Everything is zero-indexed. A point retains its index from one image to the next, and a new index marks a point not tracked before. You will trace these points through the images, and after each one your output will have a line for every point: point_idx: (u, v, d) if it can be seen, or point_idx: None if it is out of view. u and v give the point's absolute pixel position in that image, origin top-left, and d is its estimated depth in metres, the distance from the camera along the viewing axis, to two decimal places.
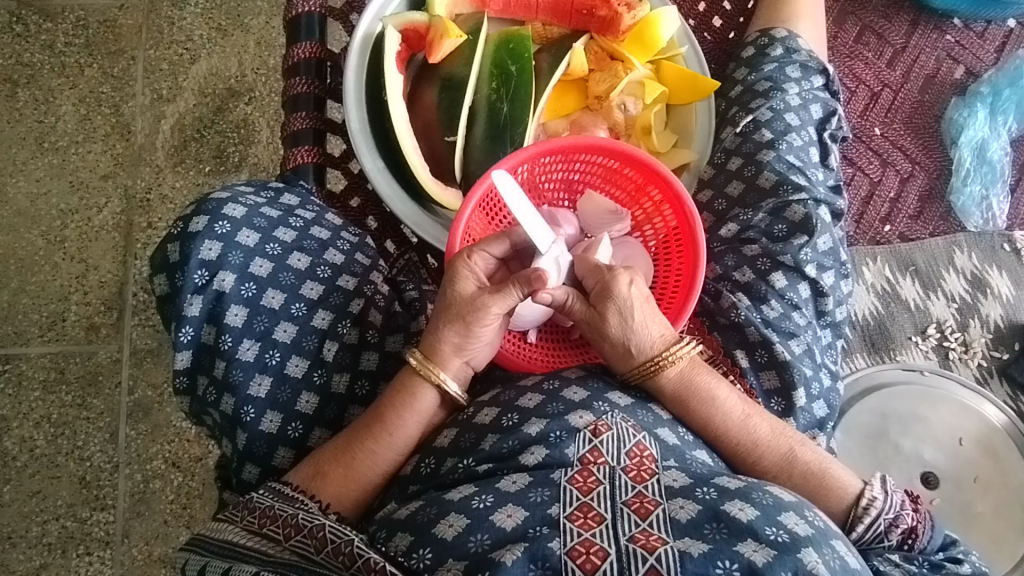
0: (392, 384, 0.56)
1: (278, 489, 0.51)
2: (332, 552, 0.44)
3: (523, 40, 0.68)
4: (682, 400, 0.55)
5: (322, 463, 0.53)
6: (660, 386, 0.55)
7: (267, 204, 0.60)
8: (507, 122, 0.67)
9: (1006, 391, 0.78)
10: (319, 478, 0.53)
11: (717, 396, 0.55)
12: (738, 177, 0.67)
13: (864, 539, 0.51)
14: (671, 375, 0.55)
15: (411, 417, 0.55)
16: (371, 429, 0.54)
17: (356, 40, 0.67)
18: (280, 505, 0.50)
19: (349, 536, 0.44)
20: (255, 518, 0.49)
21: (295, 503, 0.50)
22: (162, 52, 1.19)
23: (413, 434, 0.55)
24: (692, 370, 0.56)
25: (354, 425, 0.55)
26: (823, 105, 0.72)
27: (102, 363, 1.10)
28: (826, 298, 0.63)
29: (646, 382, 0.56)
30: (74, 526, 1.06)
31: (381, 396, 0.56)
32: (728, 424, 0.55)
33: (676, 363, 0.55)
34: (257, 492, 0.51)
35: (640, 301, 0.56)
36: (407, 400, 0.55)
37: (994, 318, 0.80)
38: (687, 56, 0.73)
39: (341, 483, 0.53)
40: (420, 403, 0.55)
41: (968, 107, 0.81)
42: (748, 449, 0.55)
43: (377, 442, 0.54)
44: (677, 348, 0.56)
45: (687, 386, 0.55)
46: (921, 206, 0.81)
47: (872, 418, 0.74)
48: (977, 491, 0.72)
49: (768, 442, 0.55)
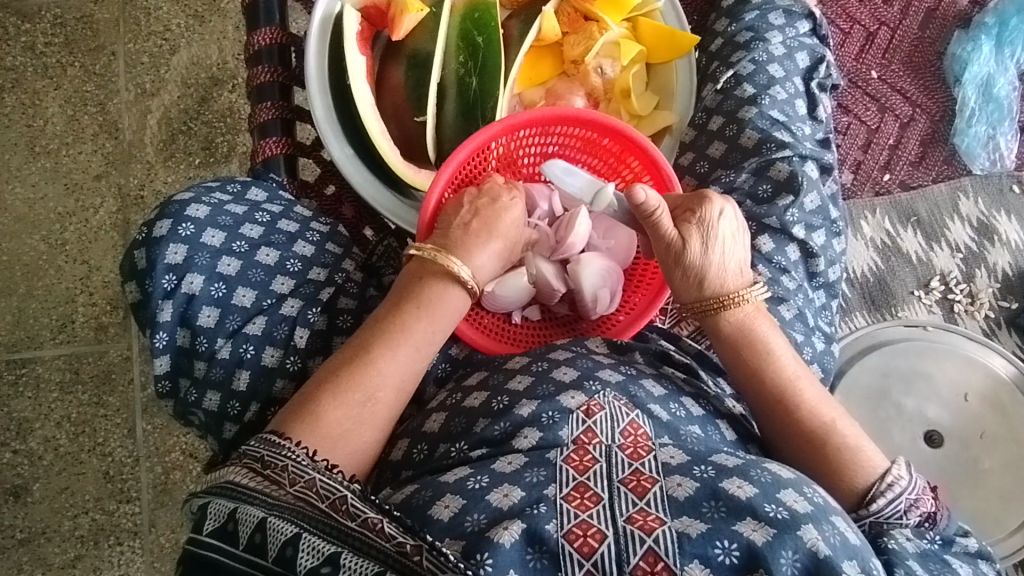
0: (390, 307, 0.54)
1: (266, 438, 0.47)
2: (328, 504, 0.41)
3: (489, 8, 0.66)
4: (734, 343, 0.55)
5: (371, 389, 0.51)
6: (717, 326, 0.55)
7: (232, 201, 0.59)
8: (478, 97, 0.65)
9: (1015, 342, 0.75)
10: (372, 404, 0.50)
11: (774, 347, 0.55)
12: (720, 137, 0.64)
13: (884, 513, 0.47)
14: (731, 318, 0.55)
15: (431, 317, 0.54)
16: (411, 341, 0.53)
17: (315, 21, 0.64)
18: (269, 453, 0.45)
19: (343, 492, 0.41)
20: (247, 464, 0.44)
21: (284, 451, 0.45)
22: (142, 46, 1.18)
23: (435, 341, 0.54)
24: (755, 316, 0.55)
25: (378, 339, 0.52)
26: (810, 52, 0.68)
27: (114, 362, 1.12)
28: (817, 259, 0.61)
29: (706, 318, 0.56)
30: (103, 518, 1.10)
31: (378, 320, 0.54)
32: (785, 371, 0.54)
33: (742, 307, 0.55)
34: (249, 443, 0.47)
35: (728, 231, 0.55)
36: (443, 307, 0.55)
37: (1001, 266, 0.77)
38: (664, 11, 0.68)
39: (357, 414, 0.50)
40: (453, 303, 0.55)
41: (971, 41, 0.76)
42: (790, 406, 0.53)
43: (422, 352, 0.53)
44: (749, 291, 0.55)
45: (747, 331, 0.55)
46: (922, 151, 0.77)
47: (872, 377, 0.71)
48: (983, 446, 0.70)
49: (811, 406, 0.53)
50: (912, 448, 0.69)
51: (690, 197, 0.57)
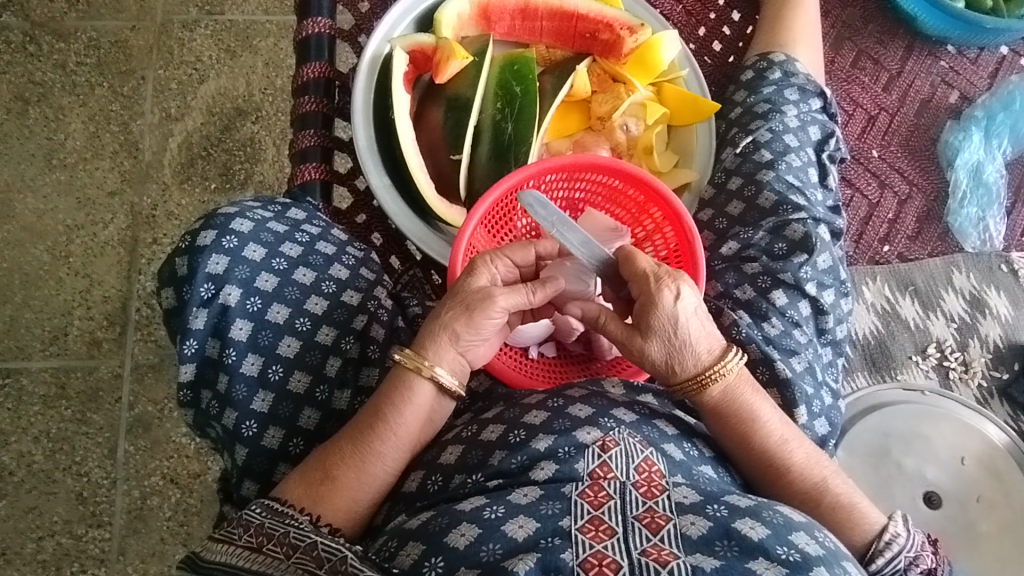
0: (370, 403, 0.54)
1: (269, 505, 0.49)
2: (328, 569, 0.44)
3: (527, 62, 0.70)
4: (721, 415, 0.54)
5: (332, 467, 0.52)
6: (704, 403, 0.54)
7: (274, 219, 0.61)
8: (511, 142, 0.69)
9: (1007, 412, 0.80)
10: (329, 484, 0.51)
11: (759, 414, 0.54)
12: (738, 196, 0.69)
13: (882, 571, 0.51)
14: (715, 394, 0.54)
15: (403, 417, 0.53)
16: (376, 427, 0.53)
17: (364, 61, 0.68)
18: (270, 522, 0.48)
19: (342, 552, 0.44)
20: (249, 541, 0.47)
21: (286, 518, 0.48)
22: (172, 73, 1.22)
23: (404, 435, 0.53)
24: (740, 386, 0.55)
25: (353, 425, 0.54)
26: (820, 127, 0.73)
27: (104, 378, 1.10)
28: (827, 316, 0.64)
29: (690, 397, 0.55)
30: (69, 543, 1.05)
31: (359, 412, 0.55)
32: (768, 443, 0.54)
33: (722, 379, 0.54)
34: (250, 509, 0.49)
35: (687, 315, 0.53)
36: (406, 395, 0.54)
37: (993, 338, 0.82)
38: (687, 79, 0.74)
39: (314, 496, 0.51)
40: (418, 396, 0.54)
41: (963, 131, 0.83)
42: (779, 470, 0.54)
43: (383, 442, 0.53)
44: (723, 363, 0.54)
45: (731, 403, 0.54)
46: (919, 227, 0.82)
47: (874, 437, 0.75)
48: (979, 510, 0.73)
49: (801, 467, 0.54)
50: (913, 508, 0.73)
51: (641, 283, 0.54)
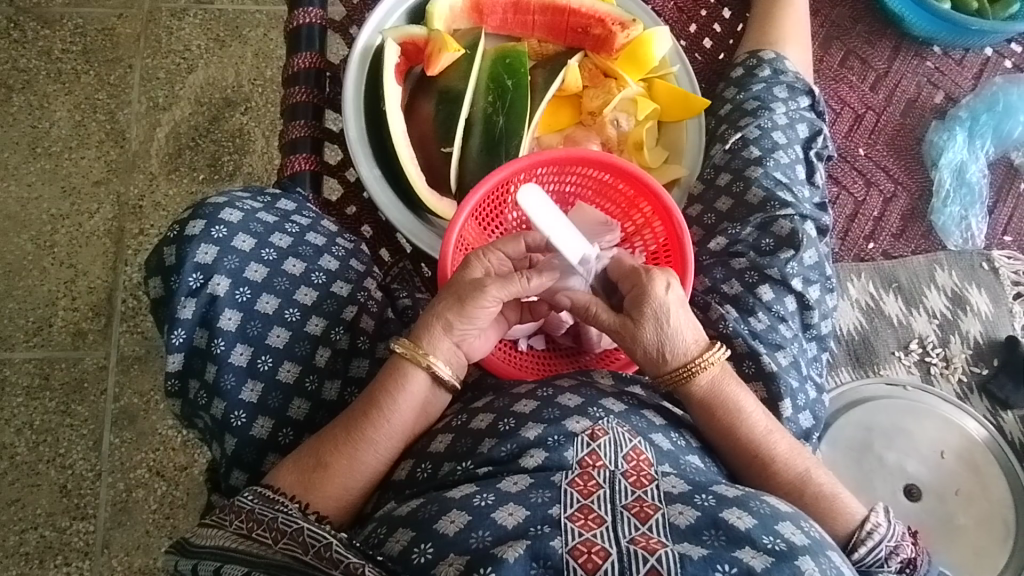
0: (365, 393, 0.55)
1: (260, 492, 0.49)
2: (314, 555, 0.43)
3: (519, 55, 0.70)
4: (710, 405, 0.55)
5: (325, 454, 0.52)
6: (691, 392, 0.55)
7: (263, 209, 0.61)
8: (502, 135, 0.68)
9: (987, 407, 0.81)
10: (321, 471, 0.51)
11: (745, 405, 0.56)
12: (727, 192, 0.70)
13: (864, 561, 0.51)
14: (703, 383, 0.55)
15: (398, 406, 0.53)
16: (369, 416, 0.53)
17: (356, 51, 0.68)
18: (260, 508, 0.48)
19: (329, 540, 0.43)
20: (239, 525, 0.47)
21: (276, 505, 0.48)
22: (160, 61, 1.20)
23: (397, 426, 0.53)
24: (726, 379, 0.56)
25: (347, 414, 0.54)
26: (809, 125, 0.74)
27: (88, 370, 1.09)
28: (812, 311, 0.65)
29: (679, 387, 0.56)
30: (52, 536, 1.04)
31: (355, 401, 0.55)
32: (756, 433, 0.55)
33: (709, 368, 0.55)
34: (242, 494, 0.50)
35: (675, 305, 0.55)
36: (400, 385, 0.54)
37: (973, 335, 0.84)
38: (678, 75, 0.75)
39: (306, 483, 0.51)
40: (411, 386, 0.54)
41: (947, 131, 0.84)
42: (765, 460, 0.54)
43: (376, 430, 0.53)
44: (710, 353, 0.55)
45: (718, 393, 0.55)
46: (903, 225, 0.84)
47: (856, 432, 0.77)
48: (958, 503, 0.75)
49: (786, 458, 0.55)
50: (893, 501, 0.75)
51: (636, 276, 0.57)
